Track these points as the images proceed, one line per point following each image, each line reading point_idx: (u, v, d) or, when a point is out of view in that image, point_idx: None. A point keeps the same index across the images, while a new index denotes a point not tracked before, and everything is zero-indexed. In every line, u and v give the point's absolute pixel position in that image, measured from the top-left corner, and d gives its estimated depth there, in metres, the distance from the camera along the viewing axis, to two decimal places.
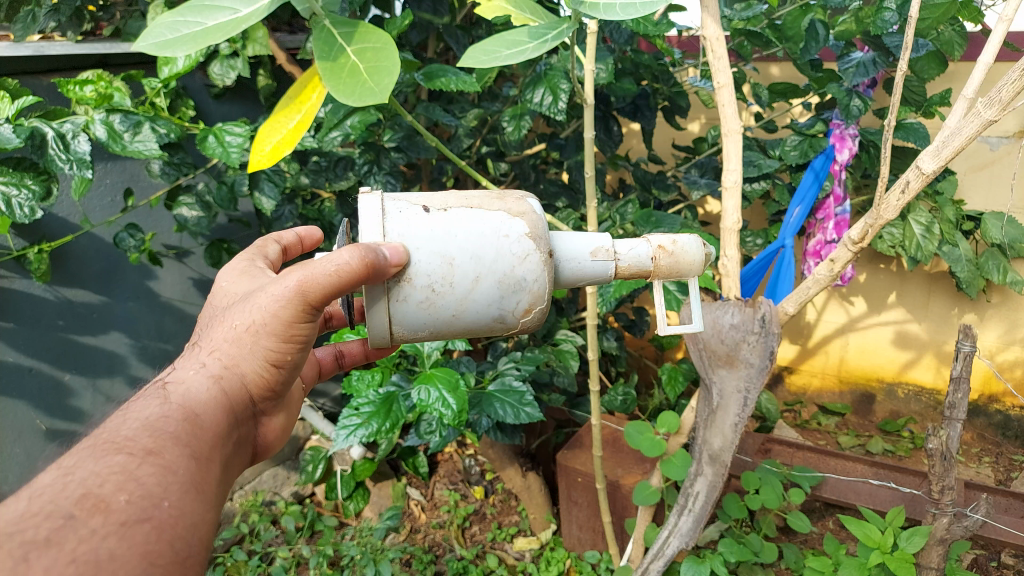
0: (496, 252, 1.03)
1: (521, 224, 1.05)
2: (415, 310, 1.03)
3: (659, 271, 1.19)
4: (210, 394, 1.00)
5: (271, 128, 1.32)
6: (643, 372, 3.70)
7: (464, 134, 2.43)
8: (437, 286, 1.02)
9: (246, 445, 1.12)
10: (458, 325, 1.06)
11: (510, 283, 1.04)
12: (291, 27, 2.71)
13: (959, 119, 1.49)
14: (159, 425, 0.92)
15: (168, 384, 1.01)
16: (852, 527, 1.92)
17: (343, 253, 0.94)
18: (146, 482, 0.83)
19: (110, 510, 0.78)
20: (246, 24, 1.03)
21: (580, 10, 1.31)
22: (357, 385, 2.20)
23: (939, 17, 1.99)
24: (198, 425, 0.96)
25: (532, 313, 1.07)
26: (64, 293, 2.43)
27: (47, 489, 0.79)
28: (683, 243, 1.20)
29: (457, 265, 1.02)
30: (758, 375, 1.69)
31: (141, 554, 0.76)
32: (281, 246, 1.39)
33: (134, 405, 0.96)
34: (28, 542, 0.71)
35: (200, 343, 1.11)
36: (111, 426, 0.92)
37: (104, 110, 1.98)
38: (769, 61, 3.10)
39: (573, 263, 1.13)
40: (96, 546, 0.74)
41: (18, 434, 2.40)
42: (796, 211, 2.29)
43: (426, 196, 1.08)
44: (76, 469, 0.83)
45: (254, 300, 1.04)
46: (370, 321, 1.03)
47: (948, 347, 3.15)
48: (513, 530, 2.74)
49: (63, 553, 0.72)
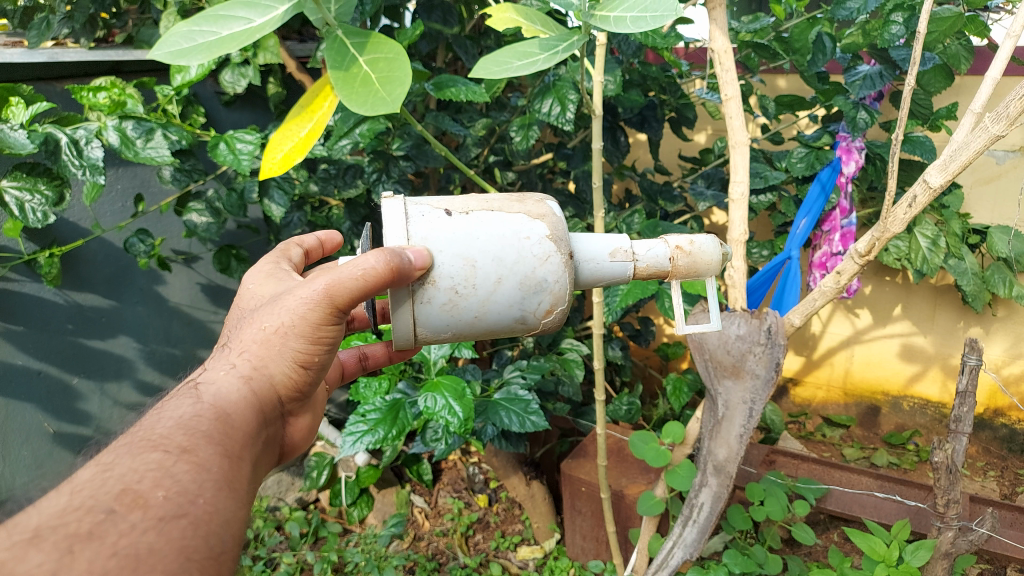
0: (517, 254, 1.04)
1: (541, 226, 1.06)
2: (439, 312, 1.04)
3: (677, 271, 1.20)
4: (242, 394, 1.02)
5: (283, 136, 1.33)
6: (648, 382, 3.71)
7: (472, 143, 2.46)
8: (460, 288, 1.03)
9: (274, 445, 1.13)
10: (480, 326, 1.07)
11: (531, 284, 1.05)
12: (301, 35, 2.74)
13: (966, 133, 1.49)
14: (192, 424, 0.93)
15: (200, 384, 1.02)
16: (857, 540, 1.92)
17: (369, 257, 0.97)
18: (181, 479, 0.84)
19: (148, 505, 0.79)
20: (260, 33, 1.05)
21: (590, 23, 1.33)
22: (364, 393, 2.28)
23: (946, 30, 2.00)
24: (229, 424, 0.97)
25: (552, 314, 1.09)
26: (74, 297, 2.45)
27: (87, 484, 0.81)
28: (700, 243, 1.21)
29: (479, 267, 1.03)
30: (763, 386, 1.70)
31: (179, 550, 0.77)
32: (303, 249, 1.40)
33: (167, 404, 0.98)
34: (71, 534, 0.73)
35: (229, 344, 1.12)
36: (146, 424, 0.93)
37: (117, 117, 2.01)
38: (776, 73, 3.12)
39: (592, 263, 1.15)
40: (135, 540, 0.75)
41: (25, 436, 2.38)
42: (802, 224, 2.34)
43: (447, 199, 1.09)
44: (114, 465, 0.84)
45: (283, 303, 1.07)
46: (394, 322, 1.04)
47: (954, 360, 3.16)
48: (516, 538, 2.74)
49: (105, 546, 0.73)
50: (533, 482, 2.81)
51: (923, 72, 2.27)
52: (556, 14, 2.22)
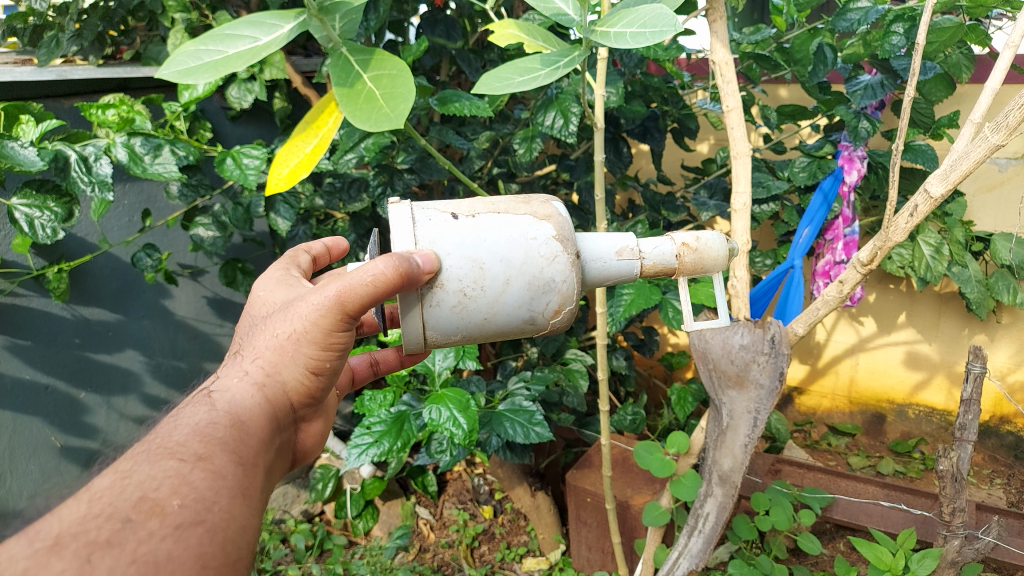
0: (525, 254, 1.06)
1: (548, 226, 1.08)
2: (449, 314, 1.06)
3: (684, 268, 1.22)
4: (254, 400, 1.03)
5: (288, 152, 1.36)
6: (652, 392, 3.72)
7: (477, 156, 2.48)
8: (469, 290, 1.05)
9: (287, 450, 1.15)
10: (489, 328, 1.09)
11: (539, 284, 1.07)
12: (305, 50, 2.78)
13: (966, 142, 1.51)
14: (207, 431, 0.95)
15: (214, 391, 1.04)
16: (863, 550, 1.91)
17: (378, 263, 0.98)
18: (198, 486, 0.86)
19: (165, 513, 0.81)
20: (266, 51, 1.07)
21: (591, 37, 1.37)
22: (370, 405, 2.29)
23: (945, 40, 2.02)
24: (243, 432, 0.98)
25: (561, 313, 1.10)
26: (80, 311, 2.47)
27: (106, 492, 0.82)
28: (706, 240, 1.22)
29: (488, 269, 1.05)
30: (767, 396, 1.69)
31: (196, 556, 0.79)
32: (310, 255, 1.42)
33: (182, 411, 1.00)
34: (91, 542, 0.75)
35: (242, 351, 1.13)
36: (162, 431, 0.95)
37: (126, 133, 2.04)
38: (777, 84, 3.14)
39: (599, 263, 1.16)
40: (154, 547, 0.77)
41: (32, 450, 2.37)
42: (804, 232, 2.35)
43: (454, 203, 1.11)
44: (132, 472, 0.86)
45: (294, 310, 1.08)
46: (405, 327, 1.06)
47: (958, 367, 3.16)
48: (522, 549, 2.75)
49: (124, 553, 0.75)
50: (538, 493, 2.83)
51: (924, 81, 2.29)
52: (558, 27, 2.23)
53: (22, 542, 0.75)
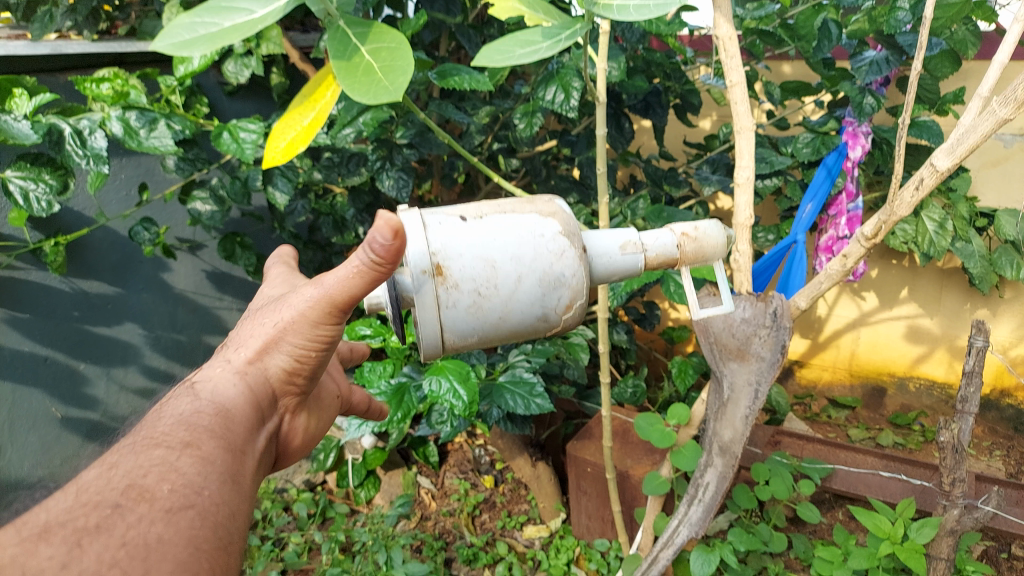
0: (535, 251, 1.04)
1: (554, 222, 1.07)
2: (464, 316, 1.02)
3: (685, 258, 1.20)
4: (242, 391, 1.03)
5: (285, 126, 1.33)
6: (654, 366, 3.74)
7: (476, 132, 2.42)
8: (483, 290, 1.02)
9: (278, 444, 1.14)
10: (504, 327, 1.06)
11: (550, 280, 1.05)
12: (304, 26, 2.75)
13: (972, 116, 1.47)
14: (194, 420, 0.94)
15: (198, 384, 1.03)
16: (862, 517, 1.98)
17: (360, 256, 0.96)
18: (186, 472, 0.86)
19: (154, 498, 0.80)
20: (263, 24, 1.04)
21: (593, 11, 1.32)
22: (369, 376, 2.23)
23: (952, 16, 1.97)
24: (231, 420, 0.98)
25: (573, 309, 1.09)
26: (80, 285, 2.46)
27: (93, 481, 0.82)
28: (704, 228, 1.21)
29: (500, 267, 1.02)
30: (769, 369, 1.64)
31: (188, 539, 0.78)
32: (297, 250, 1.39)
33: (166, 404, 0.99)
34: (78, 527, 0.74)
35: (229, 345, 1.13)
36: (146, 425, 0.94)
37: (121, 107, 2.00)
38: (780, 59, 3.10)
39: (605, 259, 1.14)
40: (144, 530, 0.76)
41: (32, 422, 2.38)
42: (807, 208, 2.29)
43: (459, 207, 1.08)
44: (120, 461, 0.86)
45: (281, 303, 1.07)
46: (420, 326, 1.01)
47: (961, 341, 3.15)
48: (522, 518, 2.77)
49: (114, 537, 0.74)
50: (539, 463, 2.84)
51: (930, 57, 2.25)
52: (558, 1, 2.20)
53: (9, 530, 0.75)
